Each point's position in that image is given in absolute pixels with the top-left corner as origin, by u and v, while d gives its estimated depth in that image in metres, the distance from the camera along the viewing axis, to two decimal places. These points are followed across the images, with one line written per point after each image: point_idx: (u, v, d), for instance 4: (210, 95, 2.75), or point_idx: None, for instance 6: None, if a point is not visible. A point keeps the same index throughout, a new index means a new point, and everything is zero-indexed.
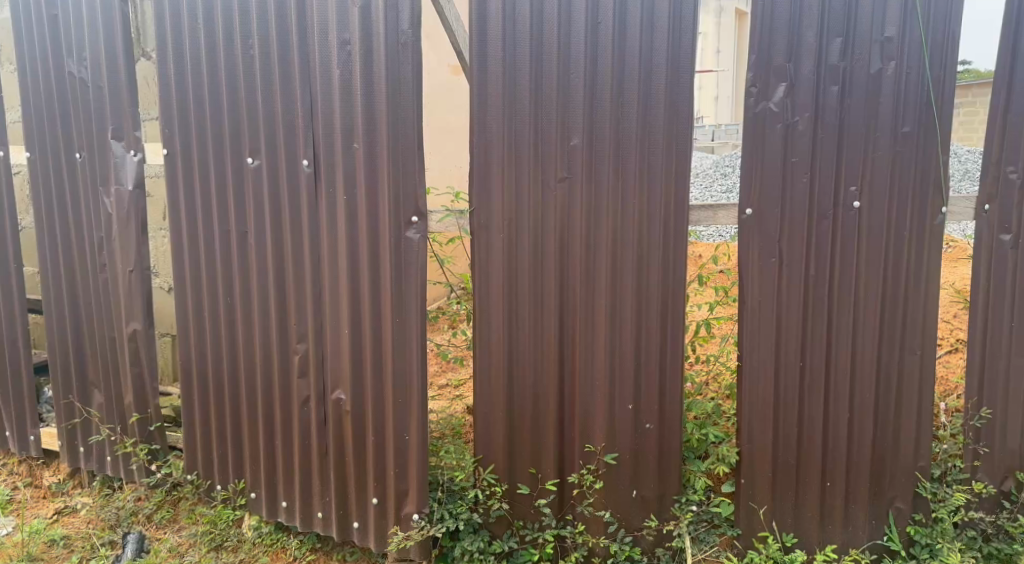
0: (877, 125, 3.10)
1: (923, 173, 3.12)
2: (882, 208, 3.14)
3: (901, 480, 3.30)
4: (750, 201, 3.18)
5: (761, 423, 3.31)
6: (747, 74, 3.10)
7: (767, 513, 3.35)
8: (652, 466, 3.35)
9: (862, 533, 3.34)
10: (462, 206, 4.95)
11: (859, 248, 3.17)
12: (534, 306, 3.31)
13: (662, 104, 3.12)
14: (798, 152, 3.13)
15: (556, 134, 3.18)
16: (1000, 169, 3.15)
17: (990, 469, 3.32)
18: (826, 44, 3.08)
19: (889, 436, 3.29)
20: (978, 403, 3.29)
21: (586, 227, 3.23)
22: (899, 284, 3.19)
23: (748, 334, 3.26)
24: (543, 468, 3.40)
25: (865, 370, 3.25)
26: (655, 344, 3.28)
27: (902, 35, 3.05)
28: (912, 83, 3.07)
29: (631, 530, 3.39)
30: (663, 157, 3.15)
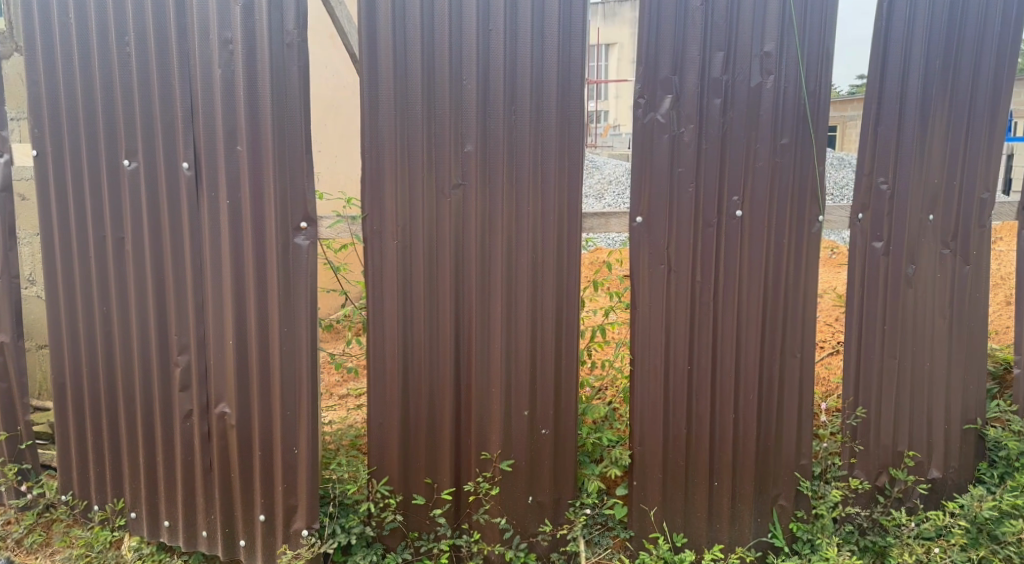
0: (758, 136, 3.22)
1: (800, 184, 3.27)
2: (763, 216, 3.26)
3: (783, 478, 3.45)
4: (640, 209, 3.25)
5: (652, 425, 3.38)
6: (634, 85, 3.17)
7: (657, 514, 3.42)
8: (546, 472, 3.38)
9: (748, 531, 3.46)
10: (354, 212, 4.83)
11: (742, 255, 3.29)
12: (429, 314, 3.28)
13: (553, 112, 3.16)
14: (684, 161, 3.22)
15: (449, 141, 3.17)
16: (873, 180, 3.32)
17: (865, 466, 3.49)
18: (710, 58, 3.18)
19: (772, 435, 3.42)
20: (855, 403, 3.45)
21: (480, 234, 3.23)
22: (780, 289, 3.33)
23: (639, 338, 3.32)
24: (438, 477, 3.37)
25: (749, 371, 3.37)
26: (550, 350, 3.31)
27: (779, 51, 3.18)
28: (790, 97, 3.21)
29: (527, 536, 3.41)
30: (555, 165, 3.18)
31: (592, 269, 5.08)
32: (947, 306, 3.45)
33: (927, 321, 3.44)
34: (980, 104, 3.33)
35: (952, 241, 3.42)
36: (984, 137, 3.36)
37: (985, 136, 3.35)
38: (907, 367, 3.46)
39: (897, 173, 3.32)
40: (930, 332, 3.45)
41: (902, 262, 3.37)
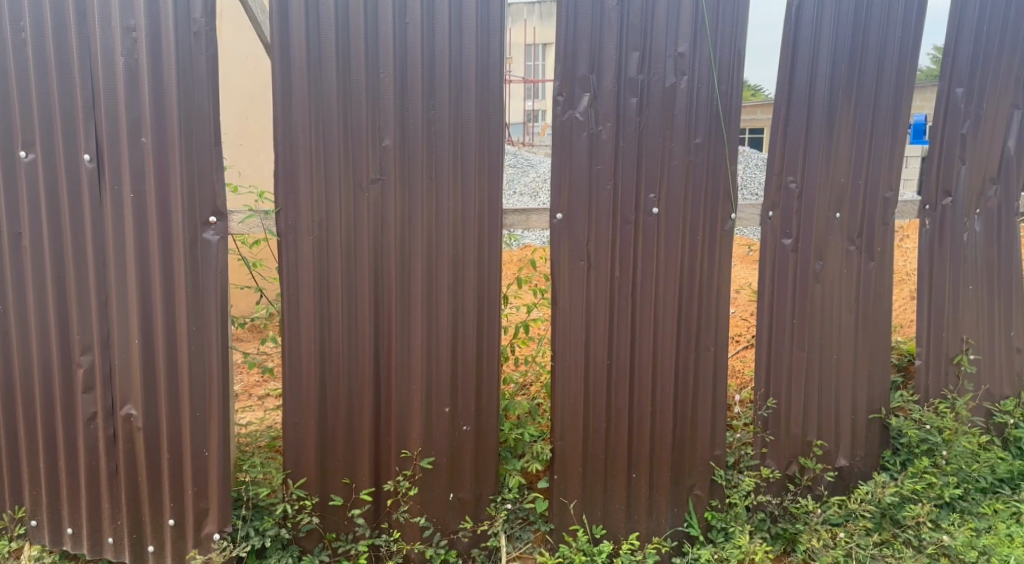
0: (673, 136, 3.29)
1: (714, 182, 3.35)
2: (678, 214, 3.34)
3: (698, 469, 3.53)
4: (560, 206, 3.27)
5: (572, 420, 3.41)
6: (553, 82, 3.19)
7: (577, 507, 3.46)
8: (467, 468, 3.38)
9: (664, 521, 3.53)
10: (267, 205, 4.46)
11: (659, 252, 3.35)
12: (347, 311, 3.23)
13: (472, 107, 3.15)
14: (603, 159, 3.26)
15: (366, 136, 3.13)
16: (782, 179, 3.43)
17: (777, 456, 3.61)
18: (626, 57, 3.22)
19: (687, 428, 3.50)
20: (766, 394, 3.56)
21: (398, 230, 3.20)
22: (695, 284, 3.41)
23: (560, 333, 3.34)
24: (357, 477, 3.34)
25: (665, 365, 3.44)
26: (470, 347, 3.31)
27: (693, 52, 3.25)
28: (703, 97, 3.28)
29: (448, 533, 3.41)
30: (474, 161, 3.18)
31: (513, 267, 5.05)
32: (853, 300, 3.58)
33: (834, 316, 3.57)
34: (883, 107, 3.47)
35: (858, 239, 3.55)
36: (887, 138, 3.50)
37: (887, 137, 3.50)
38: (815, 361, 3.58)
39: (805, 173, 3.44)
40: (837, 327, 3.58)
41: (810, 258, 3.49)
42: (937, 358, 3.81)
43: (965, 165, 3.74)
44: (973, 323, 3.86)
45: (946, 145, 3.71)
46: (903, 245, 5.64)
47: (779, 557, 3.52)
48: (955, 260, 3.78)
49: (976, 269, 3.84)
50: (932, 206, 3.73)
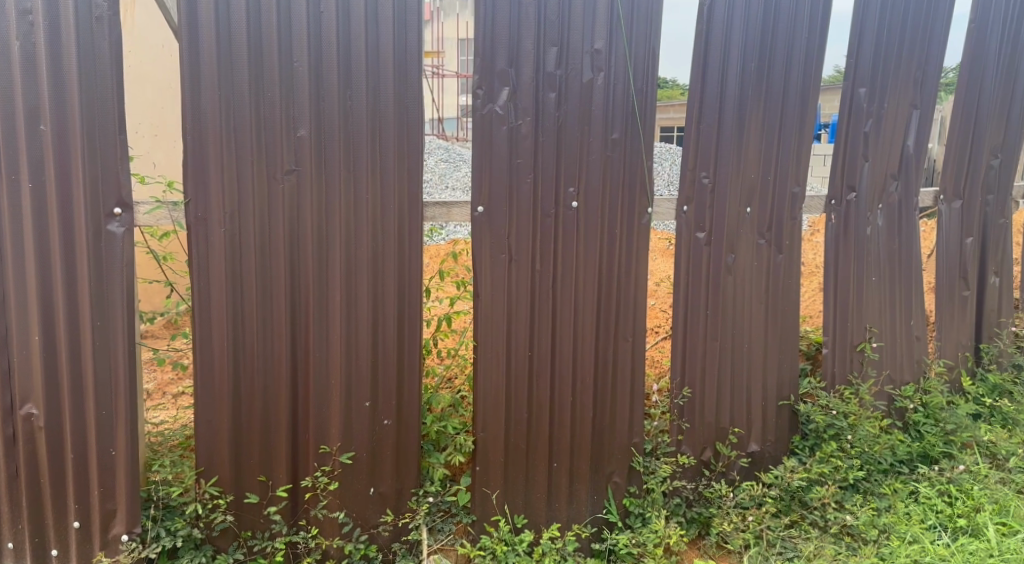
0: (590, 131, 3.35)
1: (631, 175, 3.42)
2: (597, 208, 3.39)
3: (617, 457, 3.61)
4: (481, 199, 3.28)
5: (494, 412, 3.43)
6: (472, 76, 3.19)
7: (499, 497, 3.49)
8: (388, 462, 3.38)
9: (584, 509, 3.60)
10: (174, 196, 4.24)
11: (579, 245, 3.41)
12: (262, 305, 3.17)
13: (390, 99, 3.14)
14: (523, 153, 3.29)
15: (280, 126, 3.08)
16: (696, 174, 3.53)
17: (692, 442, 3.71)
18: (543, 52, 3.26)
19: (607, 417, 3.57)
20: (681, 383, 3.65)
21: (315, 222, 3.16)
22: (614, 277, 3.47)
23: (481, 326, 3.36)
24: (273, 474, 3.29)
25: (585, 356, 3.50)
26: (390, 339, 3.31)
27: (609, 48, 3.31)
28: (619, 93, 3.35)
29: (368, 528, 3.39)
30: (393, 154, 3.17)
31: (437, 260, 5.05)
32: (763, 292, 3.71)
33: (745, 306, 3.69)
34: (790, 106, 3.61)
35: (767, 232, 3.68)
36: (794, 136, 3.64)
37: (794, 135, 3.64)
38: (728, 350, 3.70)
39: (717, 168, 3.54)
40: (748, 317, 3.71)
41: (723, 251, 3.60)
42: (843, 346, 3.97)
43: (868, 163, 3.92)
44: (876, 313, 4.05)
45: (851, 143, 3.88)
46: (815, 239, 5.87)
47: (694, 541, 3.65)
48: (859, 253, 3.95)
49: (878, 262, 4.02)
50: (837, 201, 3.90)
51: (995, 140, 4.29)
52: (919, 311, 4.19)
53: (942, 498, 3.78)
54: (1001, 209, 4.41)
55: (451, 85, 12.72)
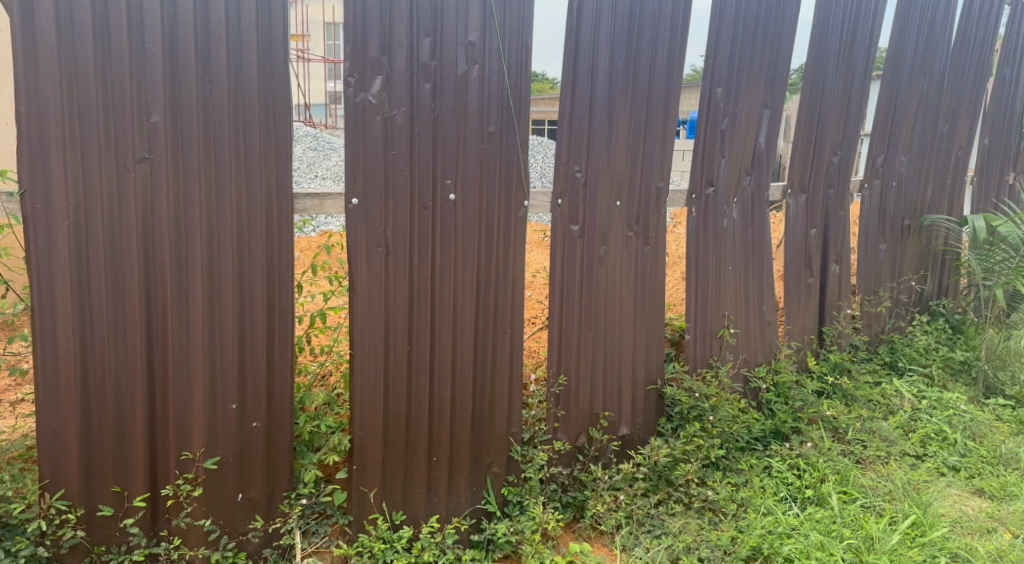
0: (466, 124, 3.35)
1: (507, 168, 3.47)
2: (473, 200, 3.42)
3: (496, 447, 3.66)
4: (355, 191, 3.19)
5: (371, 408, 3.36)
6: (343, 64, 3.09)
7: (377, 495, 3.43)
8: (257, 465, 3.25)
9: (463, 501, 3.62)
10: None
11: (457, 238, 3.41)
12: (114, 302, 2.97)
13: (254, 84, 2.99)
14: (397, 144, 3.23)
15: (131, 111, 2.87)
16: (569, 168, 3.59)
17: (568, 429, 3.80)
18: (417, 42, 3.22)
19: (486, 407, 3.61)
20: (557, 372, 3.72)
21: (173, 214, 2.98)
22: (492, 269, 3.52)
23: (358, 321, 3.27)
24: (129, 484, 3.09)
25: (464, 348, 3.52)
26: (259, 336, 3.17)
27: (482, 41, 3.33)
28: (494, 86, 3.38)
29: (236, 535, 3.25)
30: (259, 143, 3.03)
31: (309, 254, 4.91)
32: (633, 282, 3.85)
33: (616, 295, 3.81)
34: (655, 102, 3.76)
35: (636, 225, 3.81)
36: (659, 133, 3.80)
37: (659, 131, 3.79)
38: (600, 338, 3.81)
39: (588, 162, 3.63)
40: (618, 307, 3.83)
41: (595, 243, 3.69)
42: (704, 332, 4.19)
43: (724, 159, 4.13)
44: (732, 299, 4.29)
45: (710, 139, 4.07)
46: (677, 229, 6.17)
47: (570, 524, 3.74)
48: (718, 243, 4.17)
49: (734, 252, 4.25)
50: (697, 196, 4.08)
51: (835, 138, 4.64)
52: (770, 297, 4.48)
53: (792, 472, 4.06)
54: (840, 201, 4.79)
55: (318, 70, 12.39)
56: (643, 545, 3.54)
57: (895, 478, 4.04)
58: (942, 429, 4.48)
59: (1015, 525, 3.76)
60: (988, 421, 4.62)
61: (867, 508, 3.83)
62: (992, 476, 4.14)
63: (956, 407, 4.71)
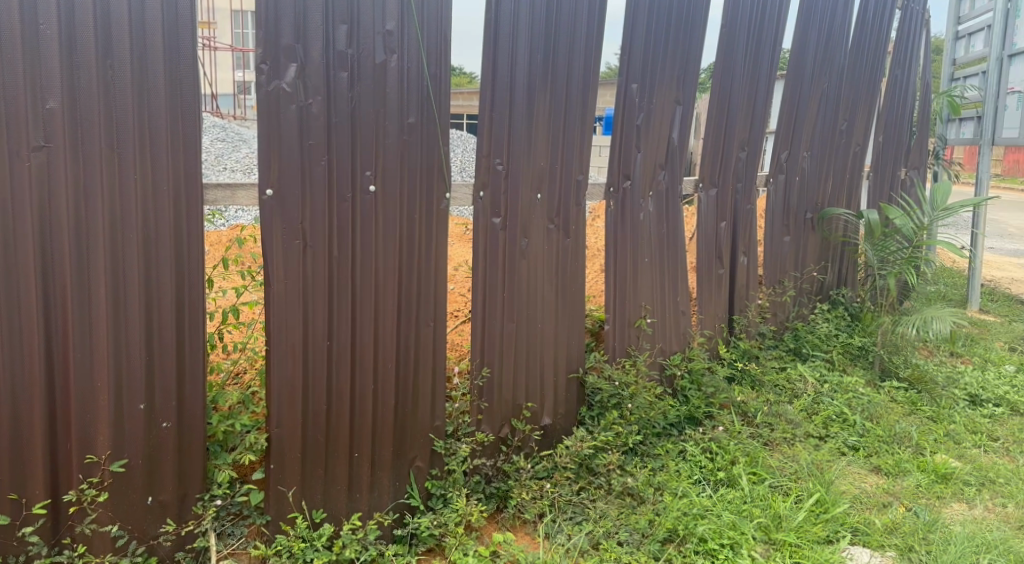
0: (386, 115, 3.32)
1: (428, 161, 3.48)
2: (393, 191, 3.38)
3: (419, 441, 3.65)
4: (270, 182, 3.08)
5: (290, 406, 3.26)
6: (255, 50, 2.98)
7: (296, 494, 3.35)
8: (169, 467, 3.13)
9: (386, 496, 3.59)
10: None
11: (377, 230, 3.37)
12: (8, 300, 2.78)
13: (160, 72, 2.87)
14: (314, 134, 3.15)
15: (24, 96, 2.69)
16: (491, 162, 3.58)
17: (491, 421, 3.82)
18: (333, 30, 3.15)
19: (409, 401, 3.59)
20: (480, 364, 3.72)
21: (73, 207, 2.82)
22: (413, 262, 3.50)
23: (274, 316, 3.16)
24: (28, 491, 2.93)
25: (385, 342, 3.48)
26: (168, 334, 3.06)
27: (400, 31, 3.30)
28: (413, 77, 3.37)
29: (147, 539, 3.13)
30: (166, 133, 2.92)
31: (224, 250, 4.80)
32: (554, 273, 3.91)
33: (537, 287, 3.85)
34: (574, 98, 3.84)
35: (556, 218, 3.88)
36: (578, 126, 3.89)
37: (579, 127, 3.90)
38: (522, 330, 3.84)
39: (509, 155, 3.63)
40: (539, 298, 3.87)
41: (516, 235, 3.71)
42: (622, 322, 4.27)
43: (640, 153, 4.22)
44: (649, 291, 4.40)
45: (627, 134, 4.13)
46: (596, 223, 6.31)
47: (493, 515, 3.76)
48: (635, 235, 4.25)
49: (650, 244, 4.36)
50: (615, 189, 4.13)
51: (742, 135, 4.82)
52: (683, 287, 4.64)
53: (705, 455, 4.21)
54: (747, 195, 4.98)
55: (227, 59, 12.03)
56: (565, 533, 3.56)
57: (800, 459, 4.24)
58: (842, 412, 4.74)
59: (907, 498, 3.99)
60: (884, 403, 4.91)
61: (775, 488, 4.00)
62: (888, 454, 4.39)
63: (855, 390, 4.99)
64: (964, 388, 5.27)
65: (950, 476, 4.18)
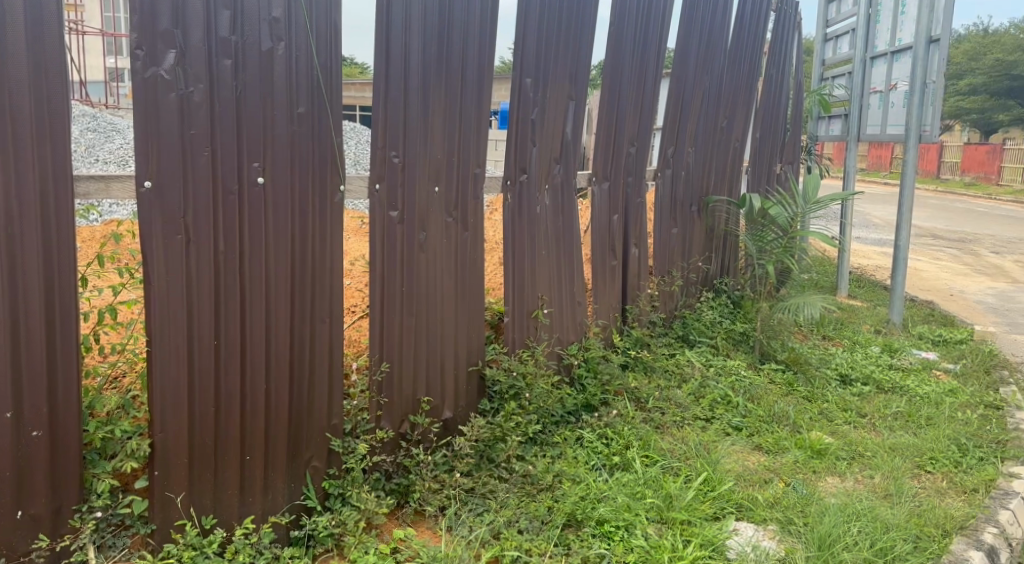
0: (274, 105, 3.21)
1: (321, 154, 3.39)
2: (283, 183, 3.27)
3: (315, 440, 3.56)
4: (148, 173, 2.91)
5: (175, 408, 3.11)
6: (129, 35, 2.81)
7: (184, 500, 3.20)
8: (40, 478, 2.91)
9: (280, 498, 3.48)
10: None
11: (267, 223, 3.26)
12: None
13: (22, 53, 2.66)
14: (196, 124, 3.00)
15: None
16: (386, 154, 3.52)
17: (391, 417, 3.79)
18: (214, 15, 3.01)
19: (304, 400, 3.50)
20: (379, 359, 3.67)
21: None
22: (306, 258, 3.41)
23: (155, 315, 3.00)
24: None
25: (278, 339, 3.37)
26: (37, 336, 2.83)
27: (287, 17, 3.19)
28: (302, 66, 3.27)
29: (17, 556, 2.92)
30: (30, 119, 2.71)
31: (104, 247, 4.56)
32: (452, 266, 3.90)
33: (435, 280, 3.83)
34: (468, 92, 3.84)
35: (454, 211, 3.88)
36: (474, 123, 3.92)
37: (474, 120, 3.91)
38: (421, 324, 3.81)
39: (405, 148, 3.58)
40: (437, 293, 3.86)
41: (414, 229, 3.67)
42: (520, 314, 4.32)
43: (535, 147, 4.26)
44: (546, 282, 4.46)
45: (522, 129, 4.16)
46: (494, 216, 6.36)
47: (393, 511, 3.71)
48: (532, 228, 4.29)
49: (546, 237, 4.42)
50: (512, 182, 4.13)
51: (632, 130, 4.95)
52: (579, 279, 4.73)
53: (601, 441, 4.32)
54: (636, 189, 5.13)
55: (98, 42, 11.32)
56: (467, 524, 3.55)
57: (689, 440, 4.41)
58: (726, 394, 4.97)
59: (786, 474, 4.23)
60: (765, 385, 5.19)
61: (666, 469, 4.15)
62: (768, 433, 4.64)
63: (737, 373, 5.26)
64: (836, 369, 5.63)
65: (825, 451, 4.47)
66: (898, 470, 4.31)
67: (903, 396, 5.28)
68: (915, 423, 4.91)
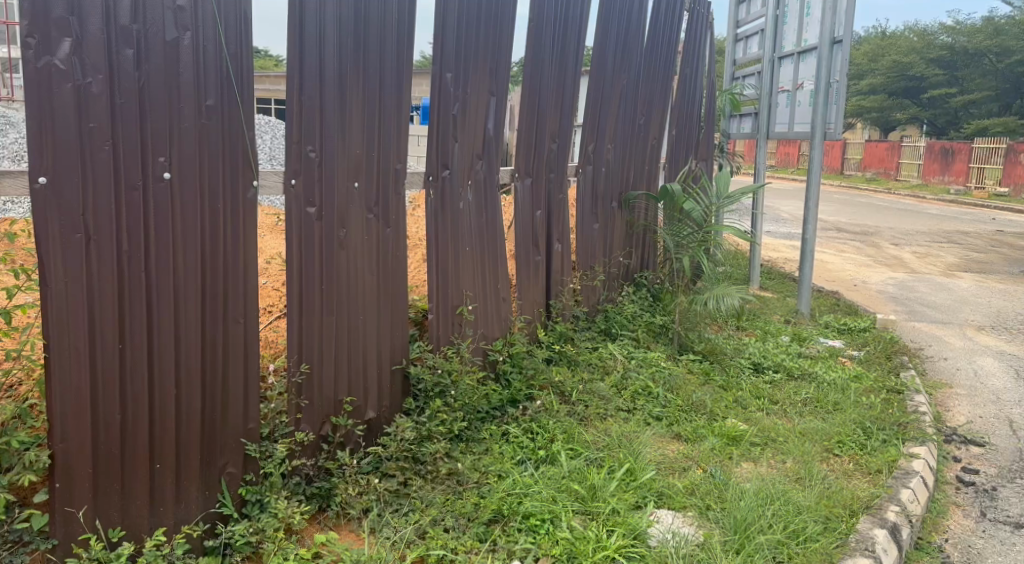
0: (180, 97, 3.06)
1: (231, 148, 3.27)
2: (191, 178, 3.13)
3: (230, 446, 3.42)
4: (42, 169, 2.73)
5: (76, 417, 2.93)
6: (19, 22, 2.63)
7: (88, 514, 3.02)
8: None
9: (194, 507, 3.34)
10: None
11: (174, 221, 3.11)
12: None
13: None
14: (95, 117, 2.83)
15: None
16: (302, 148, 3.42)
17: (310, 419, 3.68)
18: (113, 1, 2.84)
19: (218, 404, 3.36)
20: (299, 361, 3.57)
21: None
22: (217, 256, 3.27)
23: (52, 319, 2.82)
24: None
25: (188, 341, 3.23)
26: None
27: (193, 6, 3.05)
28: (210, 56, 3.13)
29: None
30: None
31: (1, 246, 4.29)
32: (373, 263, 3.82)
33: (356, 278, 3.75)
34: (386, 86, 3.77)
35: (375, 207, 3.80)
36: (393, 117, 3.85)
37: (392, 114, 3.84)
38: (342, 323, 3.73)
39: (322, 142, 3.48)
40: (358, 290, 3.77)
41: (333, 227, 3.58)
42: (443, 311, 4.28)
43: (457, 143, 4.21)
44: (470, 279, 4.44)
45: (443, 125, 4.12)
46: (417, 212, 6.30)
47: (314, 515, 3.62)
48: (455, 224, 4.26)
49: (470, 233, 4.39)
50: (434, 178, 4.10)
51: (552, 127, 4.97)
52: (503, 275, 4.72)
53: (527, 435, 4.32)
54: (558, 184, 5.15)
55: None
56: (392, 526, 3.49)
57: (611, 432, 4.46)
58: (647, 385, 5.06)
59: (704, 461, 4.33)
60: (682, 374, 5.32)
61: (590, 461, 4.18)
62: (687, 422, 4.75)
63: (658, 363, 5.36)
64: (749, 358, 5.82)
65: (740, 437, 4.60)
66: (809, 454, 4.48)
67: (812, 382, 5.50)
68: (823, 408, 5.11)
